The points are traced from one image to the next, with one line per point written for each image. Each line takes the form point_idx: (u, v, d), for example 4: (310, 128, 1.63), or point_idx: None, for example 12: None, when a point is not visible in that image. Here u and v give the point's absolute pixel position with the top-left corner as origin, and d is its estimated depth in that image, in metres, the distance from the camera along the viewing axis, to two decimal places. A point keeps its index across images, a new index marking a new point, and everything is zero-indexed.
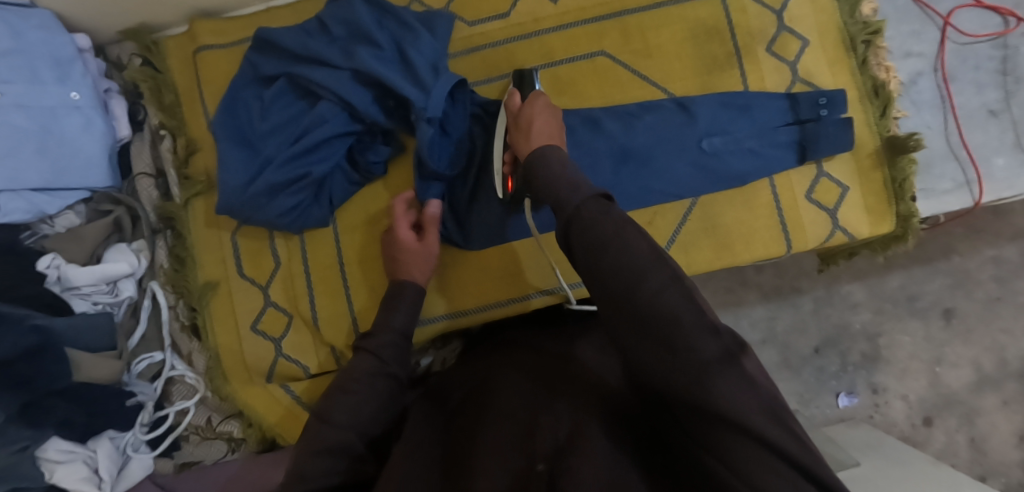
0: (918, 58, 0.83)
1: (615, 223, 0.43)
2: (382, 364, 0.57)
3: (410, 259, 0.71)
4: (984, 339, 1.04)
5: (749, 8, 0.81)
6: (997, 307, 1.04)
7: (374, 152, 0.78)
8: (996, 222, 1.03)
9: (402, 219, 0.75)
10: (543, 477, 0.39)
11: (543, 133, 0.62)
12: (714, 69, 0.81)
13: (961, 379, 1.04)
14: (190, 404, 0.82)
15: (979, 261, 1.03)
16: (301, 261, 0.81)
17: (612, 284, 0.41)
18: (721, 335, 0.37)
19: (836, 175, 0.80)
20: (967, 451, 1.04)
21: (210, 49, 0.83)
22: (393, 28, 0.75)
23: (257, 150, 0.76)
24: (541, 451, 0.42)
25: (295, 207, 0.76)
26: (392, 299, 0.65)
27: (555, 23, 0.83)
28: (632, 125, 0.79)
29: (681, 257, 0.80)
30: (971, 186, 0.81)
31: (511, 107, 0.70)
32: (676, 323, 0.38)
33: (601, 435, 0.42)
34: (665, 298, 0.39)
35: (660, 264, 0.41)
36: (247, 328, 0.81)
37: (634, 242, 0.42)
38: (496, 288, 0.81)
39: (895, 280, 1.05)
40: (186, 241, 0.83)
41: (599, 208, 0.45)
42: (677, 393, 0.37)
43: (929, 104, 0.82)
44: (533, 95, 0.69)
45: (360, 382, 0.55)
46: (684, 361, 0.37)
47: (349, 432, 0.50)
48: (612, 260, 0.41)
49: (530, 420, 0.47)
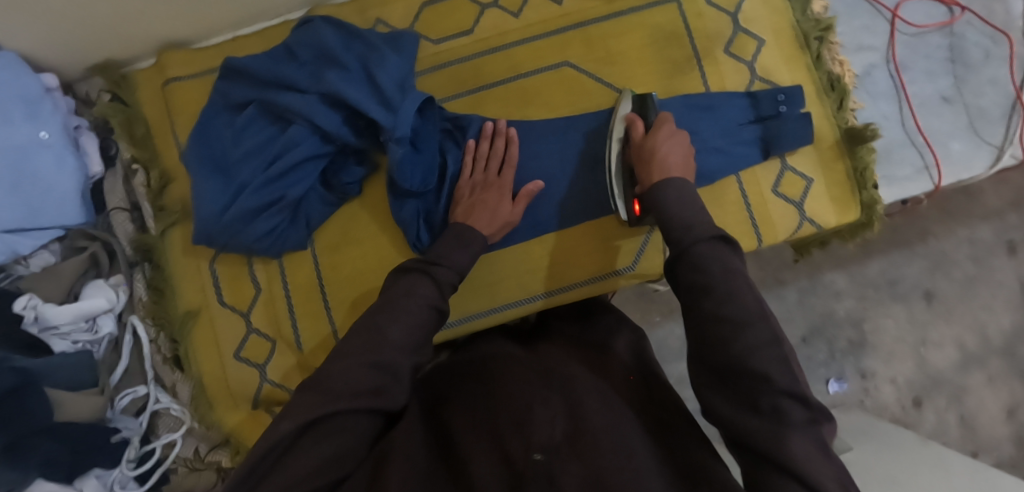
0: (871, 51, 0.85)
1: (724, 270, 0.48)
2: (439, 298, 0.56)
3: (495, 221, 0.72)
4: (965, 317, 1.07)
5: (704, 12, 0.83)
6: (974, 286, 1.07)
7: (347, 173, 0.79)
8: (968, 203, 1.06)
9: (510, 175, 0.76)
10: (541, 471, 0.39)
11: (670, 164, 0.63)
12: (675, 72, 0.83)
13: (946, 358, 1.07)
14: (177, 436, 0.81)
15: (954, 241, 1.06)
16: (282, 284, 0.82)
17: (712, 323, 0.47)
18: (810, 407, 0.43)
19: (800, 168, 0.82)
20: (958, 429, 1.06)
21: (179, 80, 0.84)
22: (360, 50, 0.77)
23: (231, 177, 0.76)
24: (537, 441, 0.42)
25: (272, 231, 0.77)
26: (459, 237, 0.65)
27: (520, 36, 0.84)
28: (600, 130, 0.80)
29: (656, 256, 0.82)
30: (930, 170, 0.84)
31: (632, 137, 0.70)
32: (767, 379, 0.43)
33: (599, 437, 0.43)
34: (759, 352, 0.44)
35: (766, 322, 0.46)
36: (231, 355, 0.81)
37: (741, 292, 0.47)
38: (579, 271, 0.82)
39: (875, 266, 1.07)
40: (165, 272, 0.83)
41: (719, 252, 0.49)
42: (750, 434, 0.43)
43: (884, 94, 0.85)
44: (658, 121, 0.70)
45: (420, 309, 0.53)
46: (767, 418, 0.43)
47: (402, 355, 0.49)
48: (713, 307, 0.47)
49: (524, 411, 0.46)
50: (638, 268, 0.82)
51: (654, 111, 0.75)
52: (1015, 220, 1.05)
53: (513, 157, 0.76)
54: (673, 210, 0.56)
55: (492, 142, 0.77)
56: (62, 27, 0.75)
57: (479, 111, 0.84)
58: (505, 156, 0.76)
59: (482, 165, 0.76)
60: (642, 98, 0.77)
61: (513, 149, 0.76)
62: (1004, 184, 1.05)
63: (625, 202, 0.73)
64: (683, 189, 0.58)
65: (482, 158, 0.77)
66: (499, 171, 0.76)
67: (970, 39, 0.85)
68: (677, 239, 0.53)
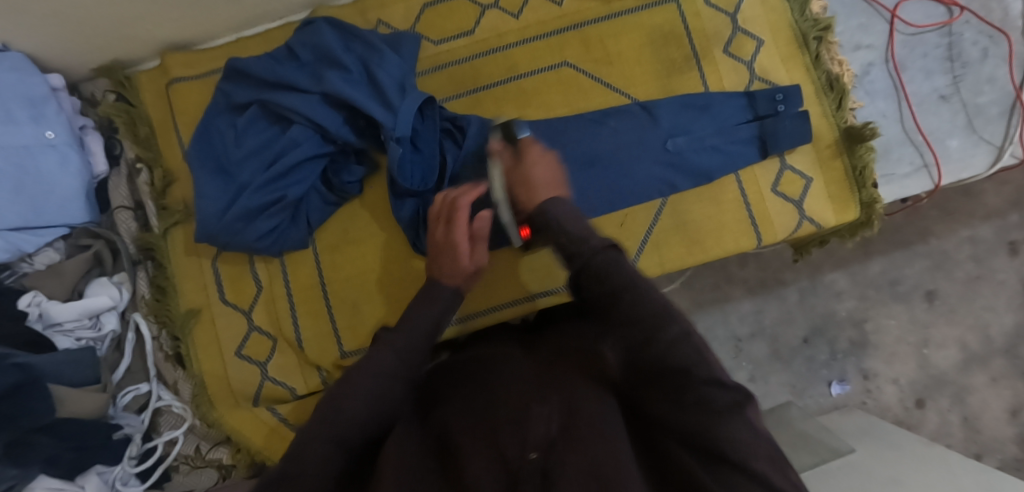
0: (868, 50, 0.86)
1: (628, 275, 0.50)
2: (402, 367, 0.52)
3: (458, 270, 0.66)
4: (967, 318, 1.06)
5: (702, 13, 0.84)
6: (976, 286, 1.06)
7: (348, 173, 0.79)
8: (969, 203, 1.06)
9: (463, 220, 0.69)
10: (538, 471, 0.38)
11: (550, 186, 0.65)
12: (673, 71, 0.83)
13: (948, 359, 1.07)
14: (178, 433, 0.81)
15: (955, 241, 1.06)
16: (282, 283, 0.82)
17: (627, 328, 0.48)
18: (732, 387, 0.43)
19: (798, 166, 0.82)
20: (962, 430, 1.06)
21: (182, 81, 0.85)
22: (360, 51, 0.78)
23: (232, 177, 0.77)
24: (534, 438, 0.40)
25: (272, 230, 0.78)
26: (428, 295, 0.63)
27: (518, 37, 0.85)
28: (598, 130, 0.81)
29: (655, 256, 0.82)
30: (929, 169, 0.84)
31: (507, 168, 0.68)
32: (687, 372, 0.43)
33: (598, 426, 0.42)
34: (678, 345, 0.45)
35: (672, 313, 0.47)
36: (232, 353, 0.81)
37: (648, 294, 0.49)
38: (509, 291, 0.86)
39: (876, 266, 1.07)
40: (166, 271, 0.83)
41: (620, 260, 0.51)
42: (683, 429, 0.42)
43: (883, 93, 0.85)
44: (523, 145, 0.69)
45: (376, 380, 0.49)
46: (693, 413, 0.42)
47: (357, 425, 0.46)
48: (627, 309, 0.48)
49: (521, 408, 0.44)
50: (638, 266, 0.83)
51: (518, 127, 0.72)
52: (1016, 220, 1.05)
53: (464, 200, 0.69)
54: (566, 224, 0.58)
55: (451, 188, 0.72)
56: (66, 28, 0.75)
57: (478, 111, 0.84)
58: (455, 202, 0.70)
59: (438, 216, 0.71)
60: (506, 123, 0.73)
61: (469, 193, 0.70)
62: (1006, 184, 1.05)
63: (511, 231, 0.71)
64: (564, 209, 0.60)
65: (437, 210, 0.71)
66: (450, 221, 0.69)
67: (968, 38, 0.85)
68: (575, 253, 0.54)
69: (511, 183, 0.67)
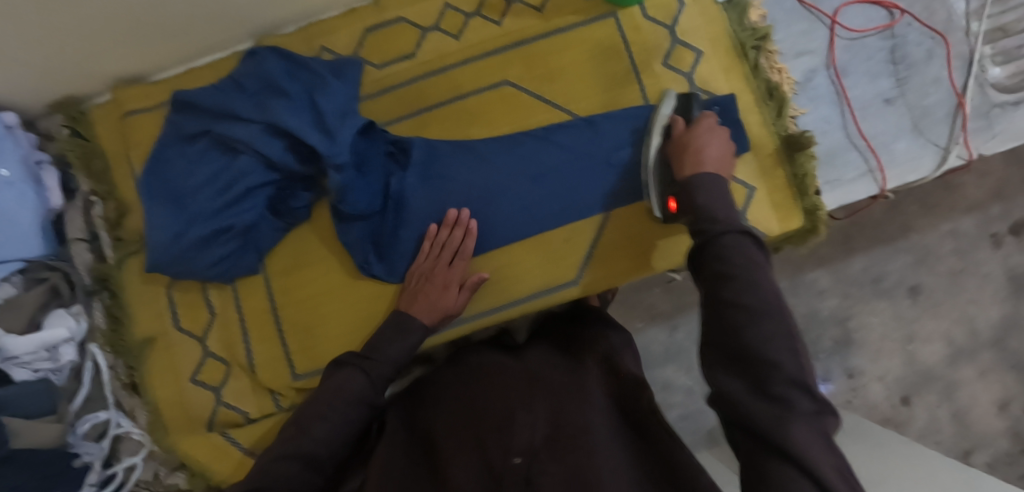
0: (810, 56, 0.85)
1: (748, 260, 0.51)
2: (372, 393, 0.62)
3: (436, 308, 0.74)
4: (952, 312, 1.06)
5: (642, 26, 0.84)
6: (961, 280, 1.06)
7: (296, 199, 0.81)
8: (949, 196, 1.05)
9: (462, 267, 0.77)
10: (519, 476, 0.46)
11: (710, 154, 0.65)
12: (615, 85, 0.84)
13: (934, 354, 1.06)
14: (137, 459, 0.81)
15: (938, 235, 1.06)
16: (236, 308, 0.83)
17: (728, 308, 0.49)
18: (816, 397, 0.44)
19: (741, 176, 0.81)
20: (951, 426, 1.05)
21: (135, 113, 0.86)
22: (306, 79, 0.81)
23: (182, 206, 0.78)
24: (516, 447, 0.49)
25: (224, 257, 0.80)
26: (398, 327, 0.71)
27: (462, 57, 0.85)
28: (544, 146, 0.81)
29: (599, 269, 0.83)
30: (874, 174, 0.83)
31: (673, 133, 0.72)
32: (775, 366, 0.45)
33: (567, 437, 0.50)
34: (771, 342, 0.46)
35: (778, 316, 0.48)
36: (187, 380, 0.81)
37: (760, 282, 0.49)
38: (635, 260, 0.83)
39: (859, 263, 1.07)
40: (121, 301, 0.83)
41: (744, 246, 0.52)
42: (755, 422, 0.43)
43: (826, 98, 0.85)
44: (701, 116, 0.72)
45: (352, 402, 0.60)
46: (770, 403, 0.44)
47: (322, 446, 0.58)
48: (733, 291, 0.49)
49: (506, 421, 0.52)
50: (582, 281, 0.83)
51: (698, 108, 0.76)
52: (998, 212, 1.05)
53: (467, 250, 0.77)
54: (702, 202, 0.59)
55: (453, 229, 0.78)
56: (12, 68, 0.77)
57: (423, 133, 0.84)
58: (460, 246, 0.78)
59: (436, 252, 0.78)
60: (687, 98, 0.77)
61: (471, 241, 0.78)
62: (987, 176, 1.05)
63: (658, 198, 0.72)
64: (711, 183, 0.61)
65: (438, 245, 0.78)
66: (451, 262, 0.77)
67: (912, 40, 0.85)
68: (705, 227, 0.56)
69: (672, 148, 0.70)
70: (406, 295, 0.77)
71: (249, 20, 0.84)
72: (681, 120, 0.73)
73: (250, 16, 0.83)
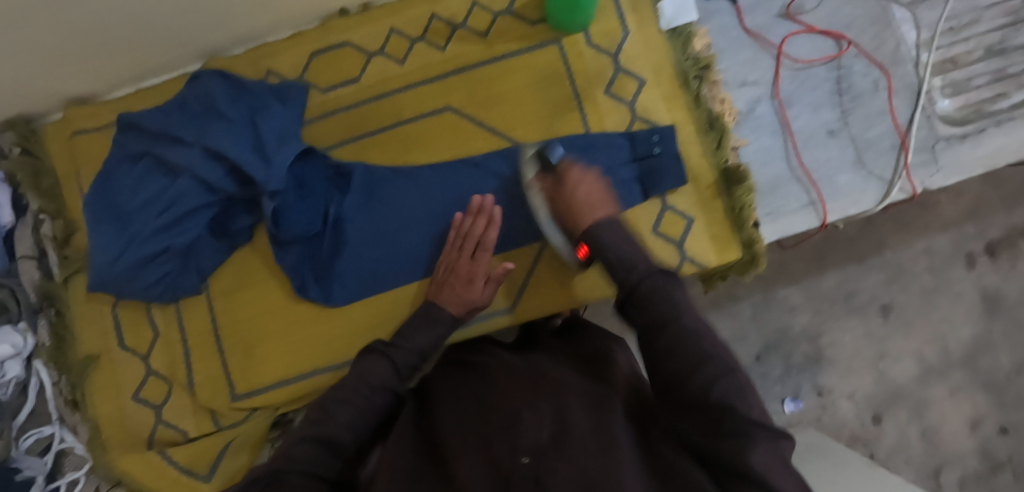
0: (754, 86, 0.85)
1: (676, 305, 0.50)
2: (397, 379, 0.61)
3: (461, 300, 0.73)
4: (924, 330, 1.01)
5: (584, 53, 0.84)
6: (934, 298, 1.02)
7: (236, 221, 0.82)
8: (924, 214, 1.01)
9: (485, 258, 0.75)
10: (529, 475, 0.35)
11: (590, 203, 0.66)
12: (556, 113, 0.84)
13: (905, 372, 1.01)
14: (79, 474, 0.83)
15: (911, 254, 1.02)
16: (178, 328, 0.84)
17: (668, 359, 0.48)
18: (774, 427, 0.41)
19: (680, 207, 0.81)
20: (920, 444, 1.01)
21: (84, 132, 0.87)
22: (249, 102, 0.80)
23: (124, 226, 0.78)
24: (525, 444, 0.38)
25: (162, 278, 0.81)
26: (427, 317, 0.71)
27: (405, 82, 0.85)
28: (482, 175, 0.82)
29: (532, 299, 0.83)
30: (815, 206, 0.83)
31: (550, 198, 0.71)
32: (728, 407, 0.41)
33: (588, 440, 0.39)
34: (720, 381, 0.45)
35: (720, 358, 0.47)
36: (128, 397, 0.83)
37: (691, 329, 0.49)
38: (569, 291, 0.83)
39: (830, 280, 1.02)
40: (65, 319, 0.85)
41: (670, 295, 0.51)
42: (715, 453, 0.39)
43: (769, 128, 0.84)
44: (562, 167, 0.71)
45: (369, 389, 0.58)
46: (727, 437, 0.39)
47: (344, 433, 0.55)
48: (670, 342, 0.49)
49: (513, 415, 0.42)
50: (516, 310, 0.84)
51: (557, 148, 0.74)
52: (973, 231, 1.01)
53: (489, 240, 0.75)
54: (610, 253, 0.60)
55: (477, 219, 0.77)
56: None
57: (363, 158, 0.85)
58: (483, 235, 0.75)
59: (460, 243, 0.77)
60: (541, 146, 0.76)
61: (494, 231, 0.75)
62: (962, 195, 1.01)
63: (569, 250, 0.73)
64: (612, 227, 0.62)
65: (462, 235, 0.77)
66: (474, 253, 0.75)
67: (858, 71, 0.85)
68: (622, 280, 0.55)
69: (558, 210, 0.70)
70: (433, 286, 0.77)
71: (194, 42, 0.84)
72: (546, 182, 0.73)
73: (194, 39, 0.83)
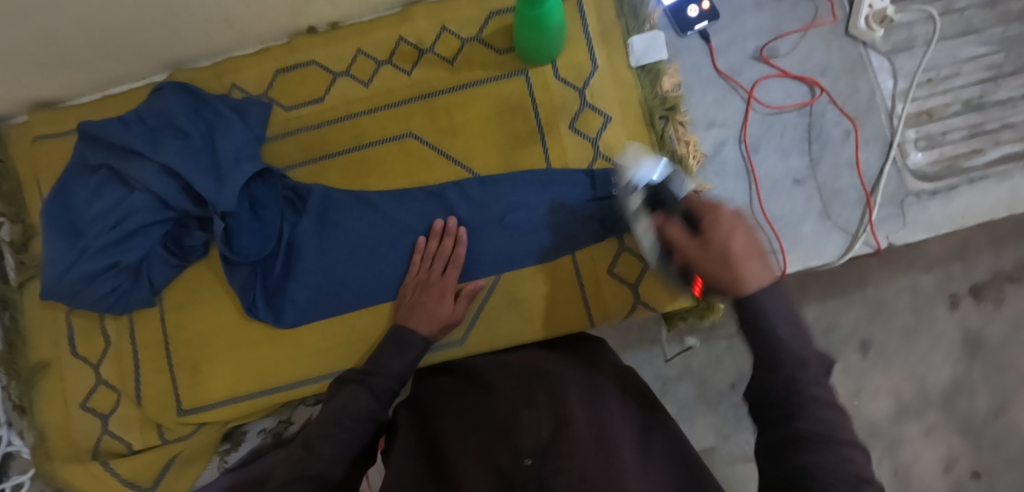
0: (721, 128, 0.84)
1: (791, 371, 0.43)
2: (379, 408, 0.61)
3: (435, 318, 0.72)
4: (902, 369, 0.90)
5: (551, 85, 0.83)
6: (913, 339, 0.90)
7: (190, 238, 0.81)
8: (908, 250, 0.90)
9: (455, 275, 0.76)
10: (531, 477, 0.39)
11: (745, 263, 0.47)
12: (517, 145, 0.82)
13: (880, 410, 0.90)
14: (24, 478, 0.84)
15: (894, 290, 0.90)
16: (130, 340, 0.85)
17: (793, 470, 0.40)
18: None
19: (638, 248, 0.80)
20: (891, 484, 0.88)
21: (45, 138, 0.87)
22: (208, 118, 0.80)
23: (77, 237, 0.77)
24: (525, 446, 0.41)
25: (111, 292, 0.80)
26: (397, 342, 0.68)
27: (368, 106, 0.85)
28: (437, 203, 0.80)
29: (484, 331, 0.80)
30: (776, 255, 0.81)
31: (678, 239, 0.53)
32: None
33: (586, 439, 0.42)
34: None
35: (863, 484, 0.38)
36: (76, 405, 0.83)
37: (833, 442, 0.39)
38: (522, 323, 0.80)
39: (810, 312, 0.90)
40: (19, 324, 0.85)
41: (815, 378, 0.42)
42: None
43: (734, 173, 0.83)
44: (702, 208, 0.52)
45: (353, 422, 0.58)
46: None
47: (332, 465, 0.55)
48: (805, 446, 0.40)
49: (511, 415, 0.45)
50: (467, 342, 0.80)
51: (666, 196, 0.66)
52: (959, 271, 0.90)
53: (458, 257, 0.76)
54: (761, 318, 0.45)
55: (441, 240, 0.78)
56: None
57: (322, 180, 0.84)
58: (450, 254, 0.77)
59: (428, 264, 0.77)
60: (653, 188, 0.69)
61: (461, 250, 0.77)
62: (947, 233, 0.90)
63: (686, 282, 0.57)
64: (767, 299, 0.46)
65: (429, 256, 0.77)
66: (443, 271, 0.76)
67: (829, 119, 0.83)
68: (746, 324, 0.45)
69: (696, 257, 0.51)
70: (401, 310, 0.75)
71: (157, 54, 0.84)
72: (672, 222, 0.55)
73: (158, 51, 0.83)
